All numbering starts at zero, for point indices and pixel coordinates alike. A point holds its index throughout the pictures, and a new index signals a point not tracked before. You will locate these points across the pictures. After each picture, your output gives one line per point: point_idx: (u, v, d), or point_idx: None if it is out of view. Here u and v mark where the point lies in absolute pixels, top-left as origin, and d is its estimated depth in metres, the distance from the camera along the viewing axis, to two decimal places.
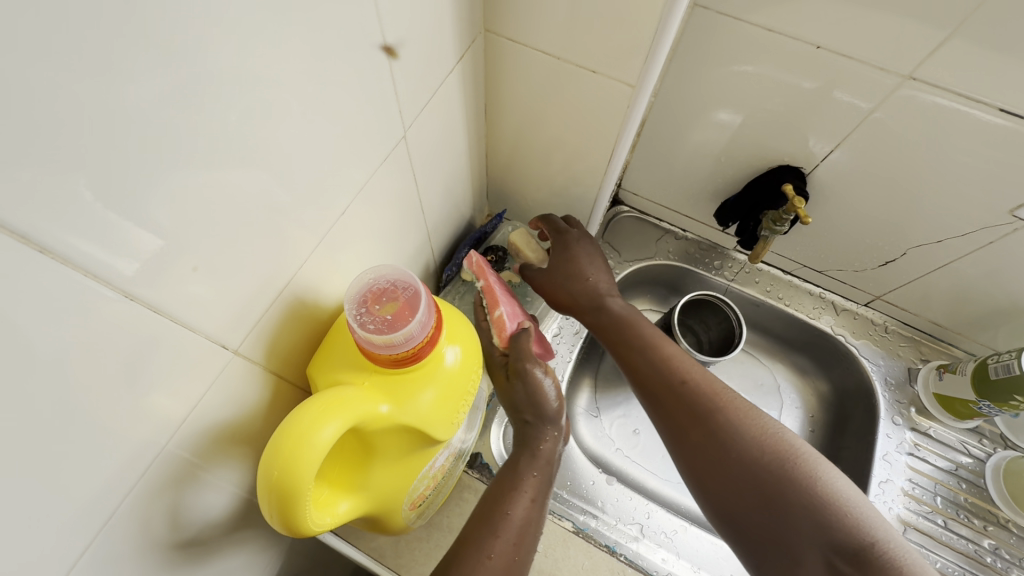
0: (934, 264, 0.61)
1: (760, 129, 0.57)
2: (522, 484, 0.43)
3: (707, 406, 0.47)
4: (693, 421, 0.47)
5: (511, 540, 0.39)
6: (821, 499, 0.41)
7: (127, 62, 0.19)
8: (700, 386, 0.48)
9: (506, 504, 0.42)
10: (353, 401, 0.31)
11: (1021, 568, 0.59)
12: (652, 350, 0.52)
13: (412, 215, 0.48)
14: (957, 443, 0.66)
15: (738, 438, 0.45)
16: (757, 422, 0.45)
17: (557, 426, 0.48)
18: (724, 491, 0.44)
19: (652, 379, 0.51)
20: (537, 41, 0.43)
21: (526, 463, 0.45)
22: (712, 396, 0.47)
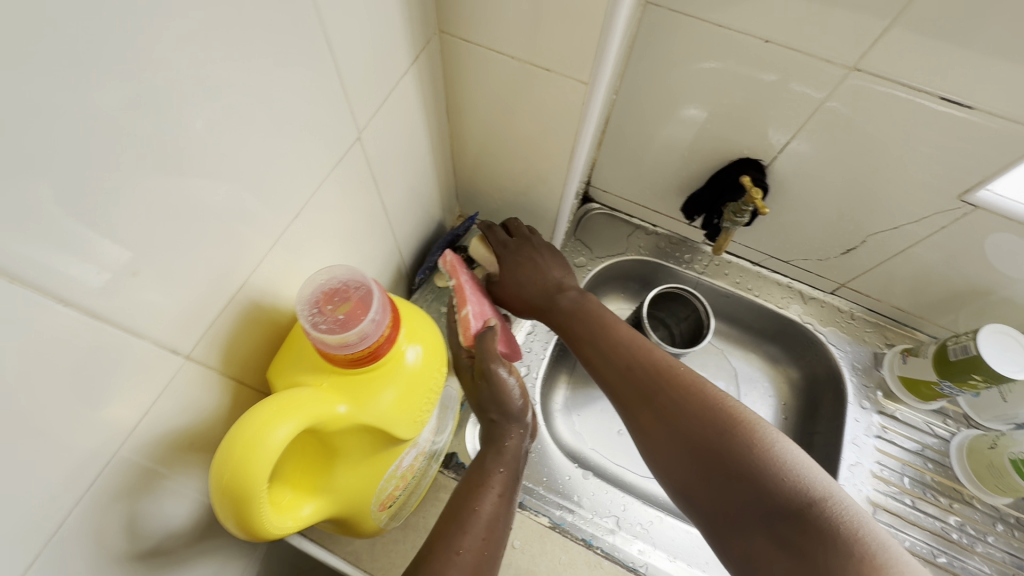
0: (892, 249, 0.63)
1: (719, 122, 0.59)
2: (488, 480, 0.43)
3: (658, 388, 0.49)
4: (648, 403, 0.49)
5: (478, 536, 0.39)
6: (767, 463, 0.41)
7: (61, 70, 0.19)
8: (651, 370, 0.50)
9: (473, 500, 0.42)
10: (308, 401, 0.31)
11: (985, 543, 0.61)
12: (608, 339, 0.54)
13: (375, 218, 0.48)
14: (923, 425, 0.67)
15: (687, 415, 0.46)
16: (706, 398, 0.46)
17: (523, 424, 0.48)
18: (681, 470, 0.45)
19: (609, 367, 0.53)
20: (491, 41, 0.44)
21: (492, 459, 0.45)
22: (661, 377, 0.49)
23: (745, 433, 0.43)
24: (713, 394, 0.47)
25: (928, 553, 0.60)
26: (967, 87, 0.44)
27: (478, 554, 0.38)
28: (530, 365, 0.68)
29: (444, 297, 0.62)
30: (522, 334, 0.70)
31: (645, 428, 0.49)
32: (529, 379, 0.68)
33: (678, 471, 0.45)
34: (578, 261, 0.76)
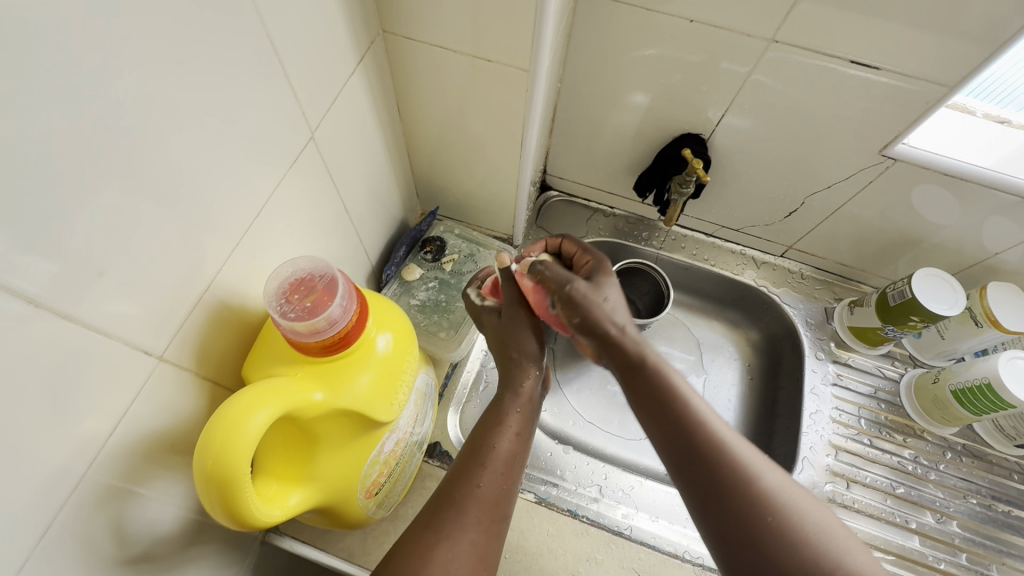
0: (830, 208, 0.67)
1: (661, 102, 0.62)
2: (505, 420, 0.45)
3: (754, 481, 0.35)
4: (714, 491, 0.35)
5: (496, 472, 0.41)
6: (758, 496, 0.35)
7: (19, 82, 0.20)
8: (743, 460, 0.35)
9: (492, 438, 0.43)
10: (284, 389, 0.32)
11: (937, 470, 0.66)
12: (686, 403, 0.38)
13: (336, 217, 0.49)
14: (874, 369, 0.72)
15: (780, 531, 0.33)
16: (814, 531, 0.33)
17: (540, 368, 0.49)
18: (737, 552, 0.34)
19: (683, 435, 0.37)
20: (433, 37, 0.46)
21: (510, 400, 0.47)
22: (761, 478, 0.35)
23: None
24: (830, 526, 0.34)
25: (888, 486, 0.64)
26: (873, 49, 0.48)
27: (493, 495, 0.40)
28: None
29: (412, 291, 0.63)
30: None
31: (699, 492, 0.36)
32: None
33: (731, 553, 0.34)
34: None
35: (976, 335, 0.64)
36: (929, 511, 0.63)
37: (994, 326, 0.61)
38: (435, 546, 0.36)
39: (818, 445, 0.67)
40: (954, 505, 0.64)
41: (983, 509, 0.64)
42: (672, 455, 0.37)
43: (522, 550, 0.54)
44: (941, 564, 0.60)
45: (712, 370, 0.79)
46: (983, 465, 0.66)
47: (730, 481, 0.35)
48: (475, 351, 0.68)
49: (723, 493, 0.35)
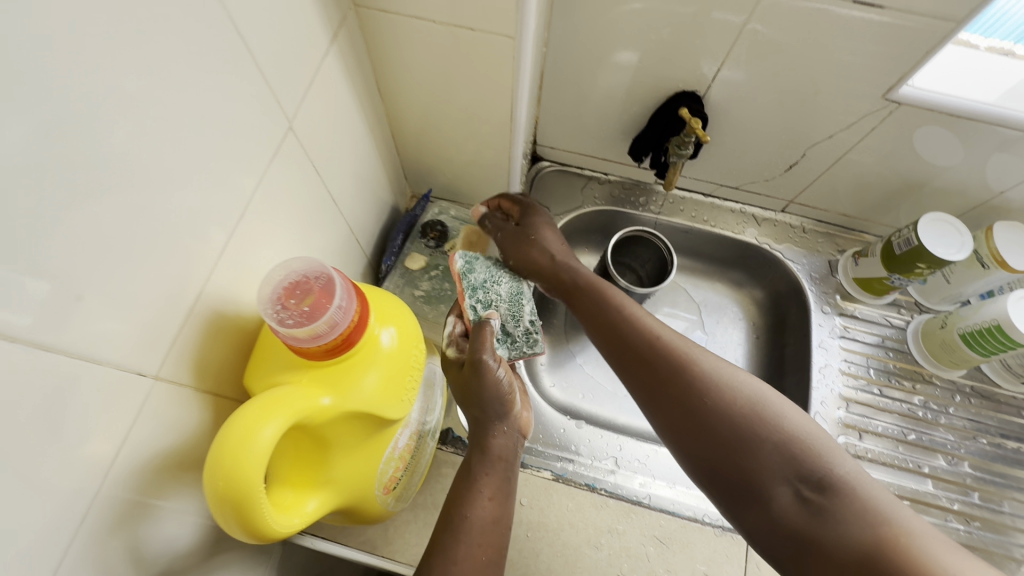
0: (832, 159, 0.65)
1: (653, 60, 0.59)
2: (477, 484, 0.42)
3: (690, 373, 0.44)
4: (664, 380, 0.44)
5: (474, 542, 0.39)
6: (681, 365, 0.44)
7: None
8: (688, 364, 0.44)
9: (464, 508, 0.41)
10: (290, 398, 0.31)
11: (947, 414, 0.66)
12: (638, 329, 0.48)
13: (325, 210, 0.47)
14: (880, 318, 0.72)
15: (689, 384, 0.43)
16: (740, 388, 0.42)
17: (507, 422, 0.46)
18: (688, 432, 0.42)
19: (634, 346, 0.47)
20: (408, 7, 0.42)
21: (479, 463, 0.44)
22: (698, 365, 0.44)
23: (809, 461, 0.38)
24: (753, 386, 0.42)
25: (899, 434, 0.65)
26: None
27: (485, 562, 0.38)
28: None
29: (415, 281, 0.59)
30: None
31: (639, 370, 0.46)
32: None
33: (687, 437, 0.42)
34: None
35: (983, 277, 0.63)
36: (940, 455, 0.64)
37: (1002, 267, 0.61)
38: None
39: (829, 398, 0.67)
40: (965, 447, 0.64)
41: (992, 449, 0.65)
42: (636, 371, 0.46)
43: (544, 527, 0.55)
44: (954, 505, 0.61)
45: (716, 331, 0.79)
46: (992, 405, 0.67)
47: (673, 368, 0.44)
48: None
49: (671, 379, 0.44)
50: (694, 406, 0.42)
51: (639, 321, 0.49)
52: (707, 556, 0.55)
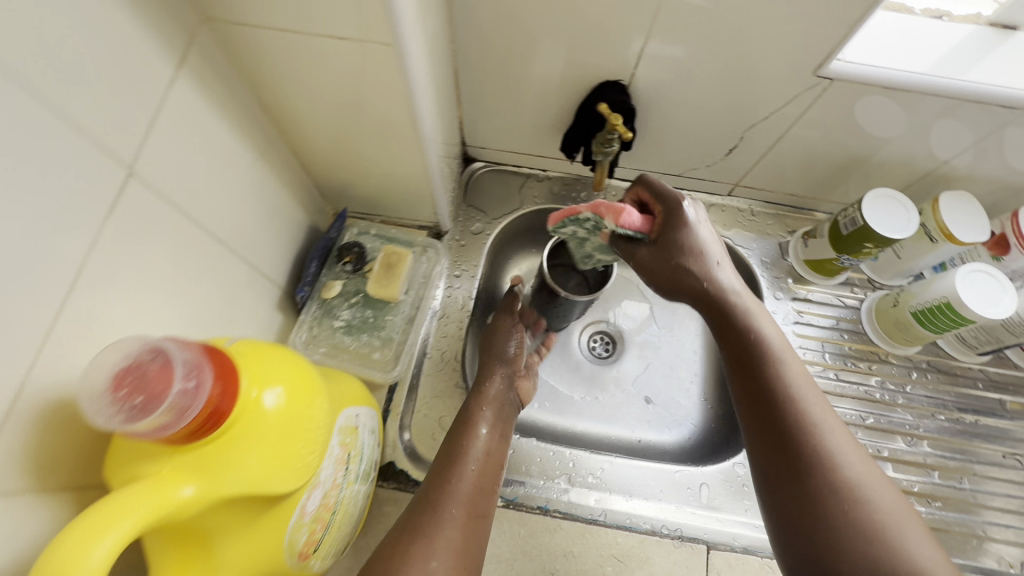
0: (772, 139, 0.62)
1: (571, 49, 0.54)
2: (474, 420, 0.51)
3: (831, 474, 0.38)
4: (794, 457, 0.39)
5: (456, 518, 0.42)
6: (821, 460, 0.39)
7: None
8: (831, 461, 0.39)
9: (460, 451, 0.48)
10: (139, 500, 0.27)
11: (904, 393, 0.65)
12: (798, 407, 0.41)
13: (207, 254, 0.42)
14: (834, 299, 0.69)
15: (829, 486, 0.38)
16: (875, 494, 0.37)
17: (506, 368, 0.58)
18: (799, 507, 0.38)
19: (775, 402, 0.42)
20: (264, 18, 0.36)
21: (477, 399, 0.54)
22: (839, 466, 0.38)
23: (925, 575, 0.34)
24: (877, 482, 0.38)
25: (858, 419, 0.63)
26: None
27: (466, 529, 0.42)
28: (450, 350, 0.64)
29: (334, 311, 0.55)
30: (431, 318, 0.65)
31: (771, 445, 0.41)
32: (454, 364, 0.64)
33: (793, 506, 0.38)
34: (475, 227, 0.71)
35: (931, 251, 0.61)
36: (899, 436, 0.63)
37: (948, 240, 0.58)
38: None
39: None
40: (923, 425, 0.63)
41: (950, 424, 0.63)
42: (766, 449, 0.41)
43: (495, 560, 0.52)
44: (915, 487, 0.60)
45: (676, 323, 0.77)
46: (949, 378, 0.66)
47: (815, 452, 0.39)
48: (419, 356, 0.63)
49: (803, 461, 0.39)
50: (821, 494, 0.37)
51: (797, 390, 0.42)
52: (665, 570, 0.53)
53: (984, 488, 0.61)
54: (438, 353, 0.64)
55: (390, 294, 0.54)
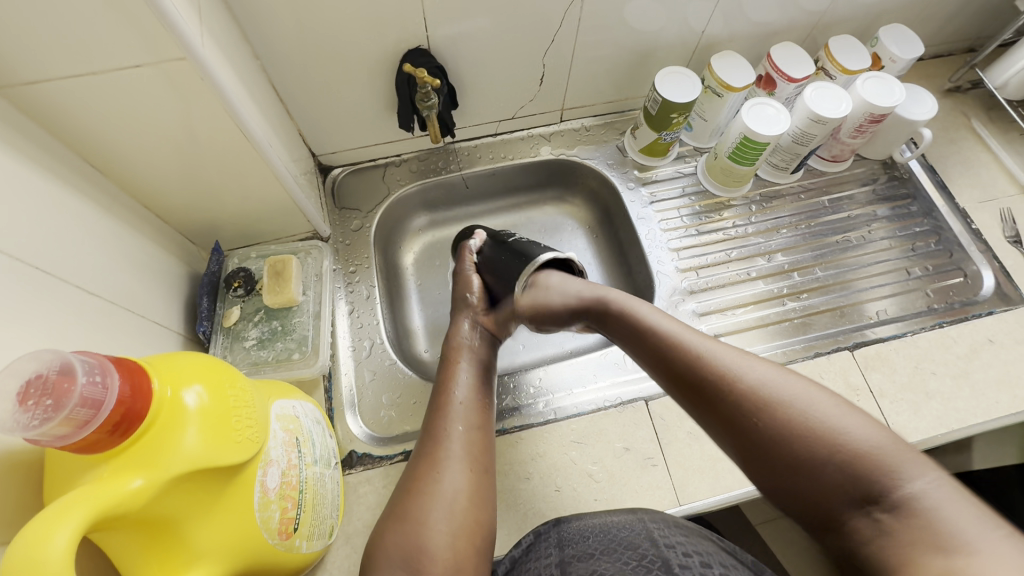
0: (568, 60, 0.72)
1: (364, 32, 0.60)
2: (446, 389, 0.54)
3: (817, 440, 0.40)
4: (748, 425, 0.42)
5: (447, 508, 0.45)
6: (793, 432, 0.40)
7: None
8: (809, 426, 0.40)
9: (443, 426, 0.51)
10: (89, 497, 0.29)
11: (751, 224, 0.77)
12: (763, 402, 0.42)
13: (86, 306, 0.43)
14: (675, 173, 0.81)
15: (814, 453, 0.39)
16: (849, 432, 0.39)
17: (472, 313, 0.62)
18: (766, 464, 0.41)
19: (705, 380, 0.45)
20: (58, 67, 0.40)
21: (448, 365, 0.57)
22: (817, 429, 0.40)
23: (892, 487, 0.37)
24: (838, 413, 0.41)
25: (725, 255, 0.75)
26: None
27: (472, 477, 0.48)
28: (371, 335, 0.68)
29: (242, 334, 0.58)
30: (345, 316, 0.68)
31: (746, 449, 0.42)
32: (378, 345, 0.67)
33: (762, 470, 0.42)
34: (354, 225, 0.75)
35: (724, 104, 0.73)
36: (760, 257, 0.75)
37: (729, 90, 0.70)
38: (422, 561, 0.42)
39: (663, 256, 0.75)
40: (774, 242, 0.76)
41: (793, 233, 0.77)
42: (745, 451, 0.43)
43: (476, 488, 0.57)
44: (784, 289, 0.73)
45: (564, 247, 0.85)
46: (780, 201, 0.79)
47: (759, 407, 0.42)
48: (343, 352, 0.66)
49: (761, 423, 0.42)
50: (794, 454, 0.40)
51: (753, 376, 0.44)
52: (619, 433, 0.61)
53: (834, 270, 0.74)
54: (361, 342, 0.67)
55: (288, 297, 0.59)
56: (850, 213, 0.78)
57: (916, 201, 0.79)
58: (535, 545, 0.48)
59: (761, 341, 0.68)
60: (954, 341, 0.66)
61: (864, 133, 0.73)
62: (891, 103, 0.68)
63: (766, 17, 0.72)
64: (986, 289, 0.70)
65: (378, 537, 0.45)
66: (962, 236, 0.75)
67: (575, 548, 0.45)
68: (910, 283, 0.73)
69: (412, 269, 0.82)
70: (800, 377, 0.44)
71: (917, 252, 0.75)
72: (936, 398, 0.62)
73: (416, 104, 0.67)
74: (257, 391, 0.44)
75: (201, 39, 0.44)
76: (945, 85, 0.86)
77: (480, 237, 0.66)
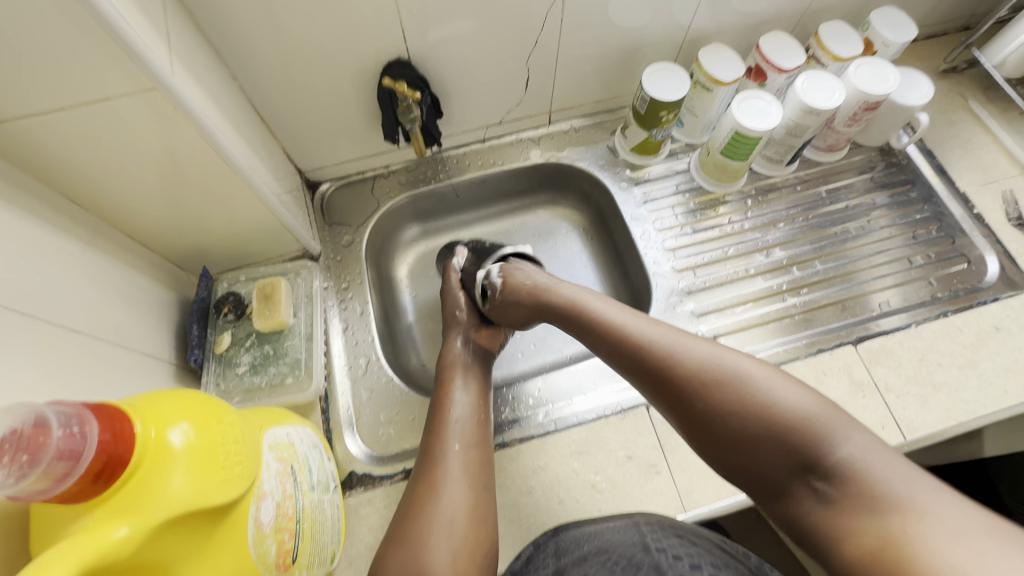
0: (553, 62, 0.70)
1: (343, 46, 0.59)
2: (442, 407, 0.54)
3: (752, 410, 0.41)
4: (697, 410, 0.43)
5: (448, 529, 0.44)
6: (722, 405, 0.42)
7: None
8: (742, 401, 0.41)
9: (439, 444, 0.50)
10: (74, 548, 0.28)
11: (748, 219, 0.76)
12: (693, 375, 0.44)
13: (73, 345, 0.42)
14: (668, 170, 0.79)
15: (744, 420, 0.41)
16: (781, 401, 0.40)
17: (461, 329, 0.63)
18: (706, 434, 0.43)
19: (647, 363, 0.46)
20: (27, 104, 0.39)
21: (444, 384, 0.57)
22: (750, 402, 0.41)
23: (825, 453, 0.38)
24: (772, 384, 0.42)
25: (722, 253, 0.74)
26: None
27: (472, 497, 0.47)
28: (367, 352, 0.67)
29: (234, 360, 0.58)
30: (339, 333, 0.67)
31: (683, 416, 0.44)
32: (374, 362, 0.66)
33: (710, 445, 0.43)
34: (345, 240, 0.74)
35: (714, 98, 0.71)
36: (757, 253, 0.74)
37: (718, 85, 0.68)
38: None
39: (660, 256, 0.74)
40: (771, 237, 0.75)
41: (791, 227, 0.75)
42: (678, 419, 0.44)
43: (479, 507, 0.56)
44: (784, 285, 0.71)
45: (559, 251, 0.84)
46: (776, 194, 0.78)
47: (700, 386, 0.43)
48: (339, 370, 0.65)
49: (705, 402, 0.43)
50: (726, 422, 0.41)
51: (685, 354, 0.45)
52: (621, 441, 0.60)
53: (834, 263, 0.73)
54: (357, 360, 0.66)
55: (278, 320, 0.59)
56: (848, 203, 0.77)
57: (915, 186, 0.77)
58: (534, 556, 0.47)
59: (762, 339, 0.67)
60: (960, 330, 0.65)
61: (858, 121, 0.72)
62: (885, 90, 0.66)
63: (754, 7, 0.70)
64: (991, 275, 0.69)
65: (379, 560, 0.44)
66: (964, 221, 0.73)
67: (570, 556, 0.44)
68: (913, 272, 0.71)
69: (407, 282, 0.81)
70: (737, 350, 0.45)
71: (919, 240, 0.73)
72: (944, 390, 0.61)
73: (400, 118, 0.66)
74: (249, 423, 0.43)
75: (172, 64, 0.43)
76: (941, 66, 0.84)
77: (462, 255, 0.68)
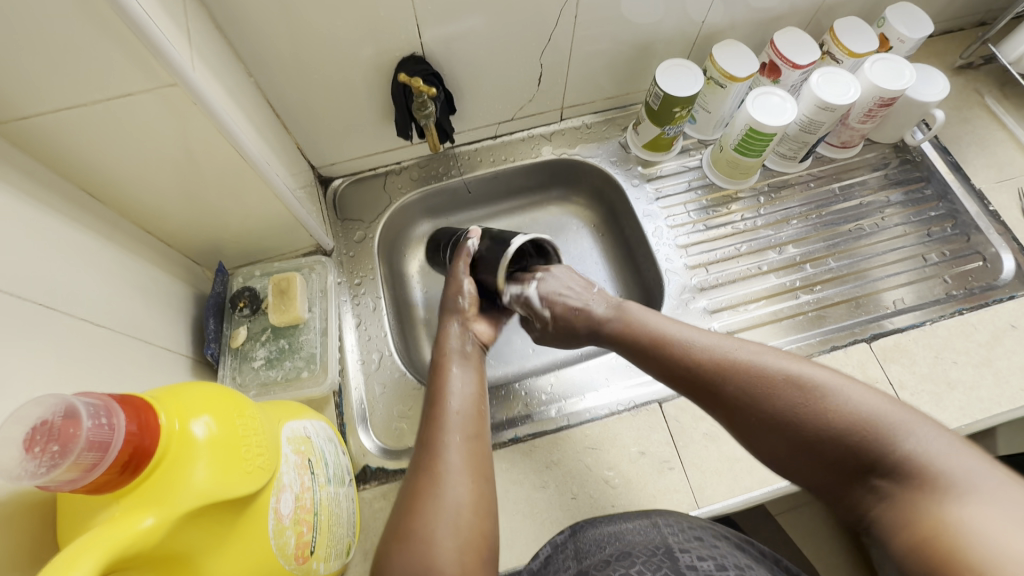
0: (565, 58, 0.70)
1: (358, 42, 0.59)
2: (438, 402, 0.53)
3: (808, 414, 0.41)
4: (755, 415, 0.44)
5: (453, 523, 0.44)
6: (784, 406, 0.43)
7: None
8: (798, 402, 0.42)
9: (438, 438, 0.50)
10: (104, 537, 0.29)
11: (761, 216, 0.76)
12: (751, 376, 0.45)
13: (94, 338, 0.43)
14: (680, 167, 0.79)
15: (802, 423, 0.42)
16: (844, 400, 0.41)
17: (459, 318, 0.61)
18: (765, 434, 0.44)
19: (699, 368, 0.48)
20: (49, 99, 0.39)
21: (439, 376, 0.56)
22: (806, 403, 0.42)
23: (890, 448, 0.38)
24: (834, 379, 0.42)
25: (735, 249, 0.74)
26: None
27: (475, 490, 0.47)
28: (379, 347, 0.67)
29: (249, 354, 0.58)
30: (352, 328, 0.68)
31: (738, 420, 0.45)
32: (387, 358, 0.67)
33: (770, 447, 0.44)
34: (357, 236, 0.74)
35: (728, 94, 0.71)
36: (770, 250, 0.73)
37: (732, 81, 0.68)
38: None
39: (672, 253, 0.74)
40: (784, 234, 0.75)
41: (803, 224, 0.75)
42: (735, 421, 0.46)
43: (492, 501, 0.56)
44: (797, 282, 0.71)
45: (570, 247, 0.84)
46: (789, 191, 0.78)
47: (757, 389, 0.44)
48: (352, 365, 0.65)
49: (762, 407, 0.44)
50: (784, 424, 0.42)
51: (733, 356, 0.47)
52: (634, 437, 0.60)
53: (848, 260, 0.73)
54: (370, 355, 0.67)
55: (293, 315, 0.59)
56: (862, 200, 0.77)
57: (930, 183, 0.77)
58: (553, 557, 0.48)
59: (774, 336, 0.67)
60: (975, 328, 0.64)
61: (873, 117, 0.71)
62: (902, 86, 0.65)
63: (768, 4, 0.70)
64: (1007, 272, 0.68)
65: (383, 556, 0.44)
66: (979, 218, 0.72)
67: (592, 557, 0.44)
68: (928, 270, 0.71)
69: (417, 278, 0.81)
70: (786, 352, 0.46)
71: (933, 238, 0.73)
72: (959, 388, 0.61)
73: (413, 113, 0.66)
74: (268, 416, 0.43)
75: (191, 60, 0.43)
76: (956, 62, 0.83)
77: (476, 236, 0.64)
